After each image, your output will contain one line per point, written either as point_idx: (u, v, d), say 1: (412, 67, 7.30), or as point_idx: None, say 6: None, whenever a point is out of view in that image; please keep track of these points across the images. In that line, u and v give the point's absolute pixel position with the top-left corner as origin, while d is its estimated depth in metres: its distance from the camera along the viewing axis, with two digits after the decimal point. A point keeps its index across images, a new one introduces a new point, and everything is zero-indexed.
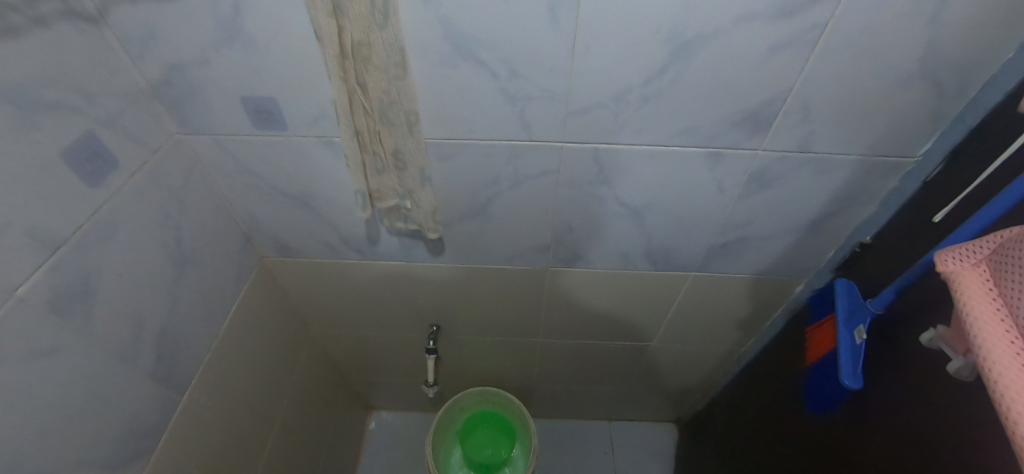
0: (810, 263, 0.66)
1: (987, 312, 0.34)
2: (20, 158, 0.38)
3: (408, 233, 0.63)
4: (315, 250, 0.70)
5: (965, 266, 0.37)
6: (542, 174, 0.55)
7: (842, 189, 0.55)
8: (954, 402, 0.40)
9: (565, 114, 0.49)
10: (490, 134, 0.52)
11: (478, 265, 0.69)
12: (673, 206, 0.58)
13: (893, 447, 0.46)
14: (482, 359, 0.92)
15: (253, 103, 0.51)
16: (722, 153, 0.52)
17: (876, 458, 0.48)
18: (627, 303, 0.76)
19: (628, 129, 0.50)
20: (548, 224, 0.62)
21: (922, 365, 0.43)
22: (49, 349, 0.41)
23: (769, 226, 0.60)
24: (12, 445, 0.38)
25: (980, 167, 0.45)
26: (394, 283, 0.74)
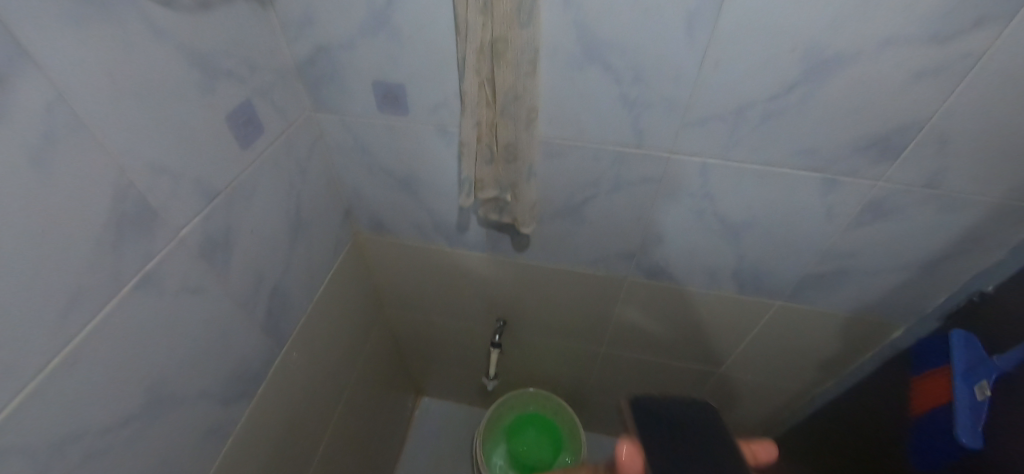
0: (915, 306, 0.62)
1: None
2: (198, 118, 0.44)
3: (498, 225, 0.66)
4: (406, 232, 0.73)
5: None
6: (643, 181, 0.56)
7: (968, 232, 0.52)
8: None
9: (681, 123, 0.49)
10: (601, 138, 0.53)
11: (558, 266, 0.70)
12: (775, 228, 0.57)
13: None
14: (540, 360, 0.93)
15: (384, 88, 0.55)
16: (838, 180, 0.50)
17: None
18: (703, 324, 0.74)
19: (743, 145, 0.50)
20: (639, 233, 0.62)
21: None
22: (195, 286, 0.46)
23: (877, 261, 0.58)
24: (160, 366, 0.43)
25: None
26: (472, 272, 0.77)
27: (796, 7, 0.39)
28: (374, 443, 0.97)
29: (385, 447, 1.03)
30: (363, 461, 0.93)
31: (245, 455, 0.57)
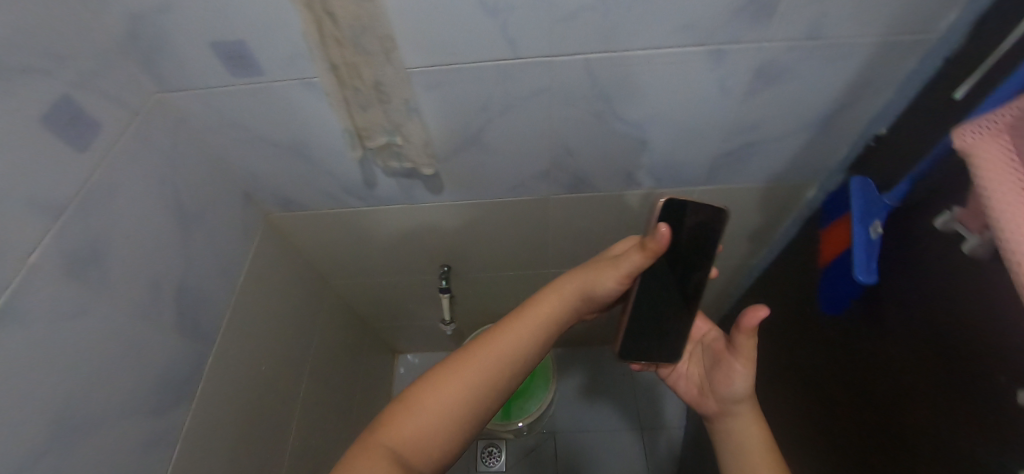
0: (824, 163, 0.63)
1: (1006, 182, 0.32)
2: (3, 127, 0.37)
3: (404, 173, 0.62)
4: (317, 200, 0.70)
5: (982, 138, 0.34)
6: (533, 94, 0.53)
7: (858, 78, 0.51)
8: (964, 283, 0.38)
9: (551, 22, 0.45)
10: (474, 55, 0.49)
11: (480, 200, 0.69)
12: (676, 115, 0.56)
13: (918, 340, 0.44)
14: (496, 295, 0.94)
15: (225, 49, 0.48)
16: (723, 49, 0.48)
17: (927, 359, 0.43)
18: (634, 225, 0.75)
19: (622, 33, 0.46)
20: (547, 150, 0.60)
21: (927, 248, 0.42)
22: (72, 311, 0.42)
23: (778, 128, 0.58)
24: (60, 401, 0.41)
25: (1004, 46, 0.41)
26: (398, 227, 0.75)
27: None
28: (359, 406, 1.01)
29: (372, 404, 1.08)
30: (350, 424, 0.97)
31: (205, 452, 0.58)
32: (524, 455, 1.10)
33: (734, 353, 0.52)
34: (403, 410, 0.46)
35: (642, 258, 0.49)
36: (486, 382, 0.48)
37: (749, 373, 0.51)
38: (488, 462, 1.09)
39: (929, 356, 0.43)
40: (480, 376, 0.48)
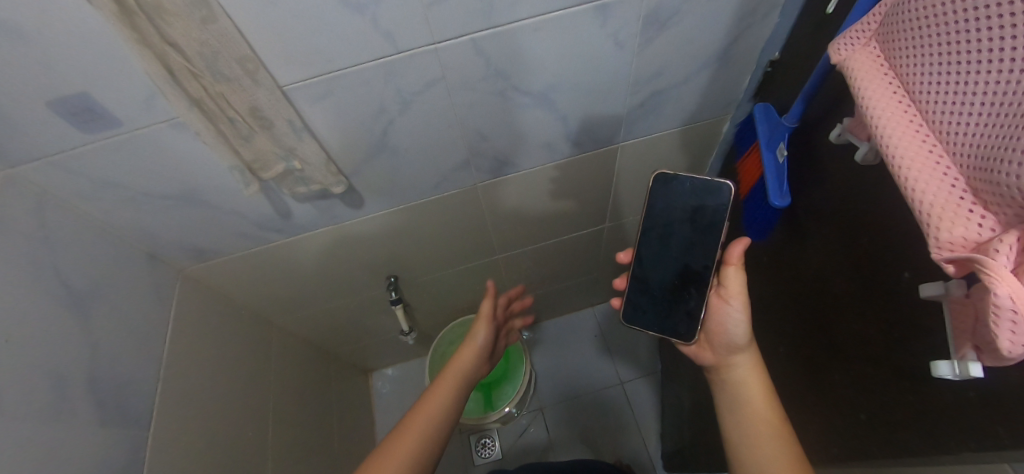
0: (729, 96, 0.64)
1: (880, 85, 0.32)
2: None
3: (316, 195, 0.58)
4: (231, 243, 0.64)
5: (856, 49, 0.35)
6: (428, 85, 0.50)
7: (740, 9, 0.51)
8: (857, 188, 0.38)
9: (424, 8, 0.42)
10: (352, 57, 0.45)
11: (406, 205, 0.66)
12: (578, 79, 0.54)
13: (829, 247, 0.43)
14: (452, 292, 0.93)
15: (66, 105, 0.40)
16: (608, 4, 0.46)
17: (856, 264, 0.39)
18: (568, 194, 0.75)
19: (502, 6, 0.44)
20: (459, 139, 0.58)
21: (824, 162, 0.44)
22: None
23: (680, 72, 0.58)
24: None
25: None
26: (329, 250, 0.71)
27: None
28: (340, 436, 0.98)
29: (355, 430, 1.06)
30: (335, 456, 0.94)
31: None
32: (516, 437, 1.11)
33: (726, 299, 0.54)
34: (390, 448, 0.53)
35: (495, 300, 0.72)
36: (446, 410, 0.58)
37: (737, 320, 0.53)
38: (484, 453, 1.11)
39: (860, 262, 0.38)
40: (438, 406, 0.58)
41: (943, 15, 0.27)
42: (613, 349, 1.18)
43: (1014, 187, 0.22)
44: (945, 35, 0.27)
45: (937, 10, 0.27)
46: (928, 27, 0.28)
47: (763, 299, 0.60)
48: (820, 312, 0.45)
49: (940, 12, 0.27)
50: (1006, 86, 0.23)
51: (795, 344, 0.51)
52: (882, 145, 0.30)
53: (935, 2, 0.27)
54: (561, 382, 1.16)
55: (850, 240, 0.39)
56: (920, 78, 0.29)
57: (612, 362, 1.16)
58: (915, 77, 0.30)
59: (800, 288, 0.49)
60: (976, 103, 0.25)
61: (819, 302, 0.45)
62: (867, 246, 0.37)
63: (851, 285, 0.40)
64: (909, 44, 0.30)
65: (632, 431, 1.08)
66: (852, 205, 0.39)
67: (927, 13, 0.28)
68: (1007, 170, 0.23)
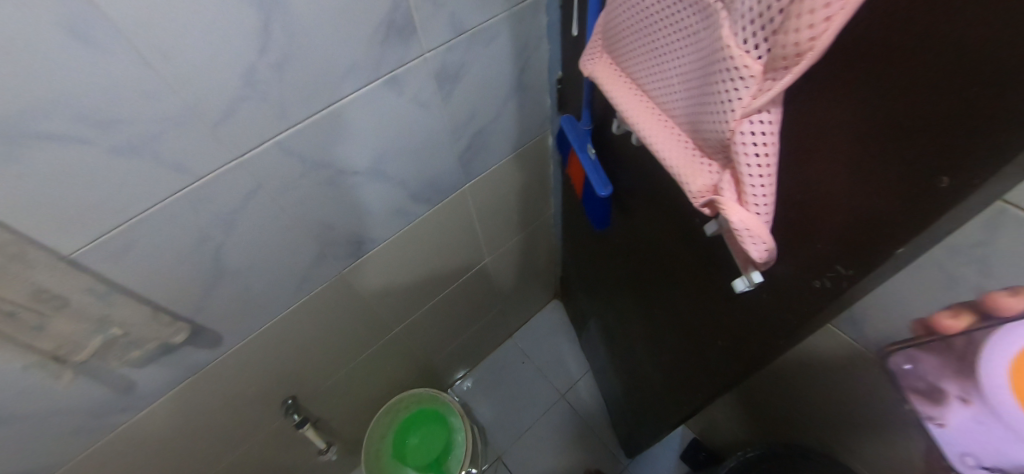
0: (540, 118, 0.73)
1: (620, 86, 0.40)
2: None
3: (159, 352, 0.51)
4: (65, 448, 0.52)
5: (596, 62, 0.43)
6: (247, 198, 0.48)
7: (514, 48, 0.60)
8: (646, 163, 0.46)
9: (210, 127, 0.41)
10: (147, 197, 0.41)
11: (272, 320, 0.61)
12: (399, 144, 0.57)
13: (654, 225, 0.49)
14: (363, 386, 0.86)
15: None
16: (396, 75, 0.51)
17: (671, 229, 0.45)
18: (439, 247, 0.76)
19: (293, 103, 0.45)
20: (303, 235, 0.56)
21: (618, 150, 0.51)
22: None
23: (489, 110, 0.64)
24: None
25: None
26: (201, 403, 0.61)
27: None
28: None
29: None
30: None
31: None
32: None
33: None
34: None
35: None
36: None
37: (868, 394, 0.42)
38: None
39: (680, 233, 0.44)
40: None
41: (642, 25, 0.35)
42: (545, 368, 1.19)
43: (719, 140, 0.29)
44: (649, 39, 0.35)
45: (637, 22, 0.35)
46: (632, 35, 0.36)
47: (624, 277, 0.66)
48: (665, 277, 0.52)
49: (639, 24, 0.35)
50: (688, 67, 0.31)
51: (663, 311, 0.57)
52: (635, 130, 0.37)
53: (634, 17, 0.35)
54: (512, 422, 1.13)
55: (667, 215, 0.45)
56: (642, 75, 0.37)
57: (550, 381, 1.17)
58: (640, 76, 0.38)
59: (645, 261, 0.56)
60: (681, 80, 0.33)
61: (666, 270, 0.51)
62: (676, 213, 0.43)
63: (686, 256, 0.45)
64: (627, 50, 0.38)
65: (591, 438, 1.09)
66: (646, 179, 0.46)
67: (631, 26, 0.36)
68: (710, 129, 0.30)
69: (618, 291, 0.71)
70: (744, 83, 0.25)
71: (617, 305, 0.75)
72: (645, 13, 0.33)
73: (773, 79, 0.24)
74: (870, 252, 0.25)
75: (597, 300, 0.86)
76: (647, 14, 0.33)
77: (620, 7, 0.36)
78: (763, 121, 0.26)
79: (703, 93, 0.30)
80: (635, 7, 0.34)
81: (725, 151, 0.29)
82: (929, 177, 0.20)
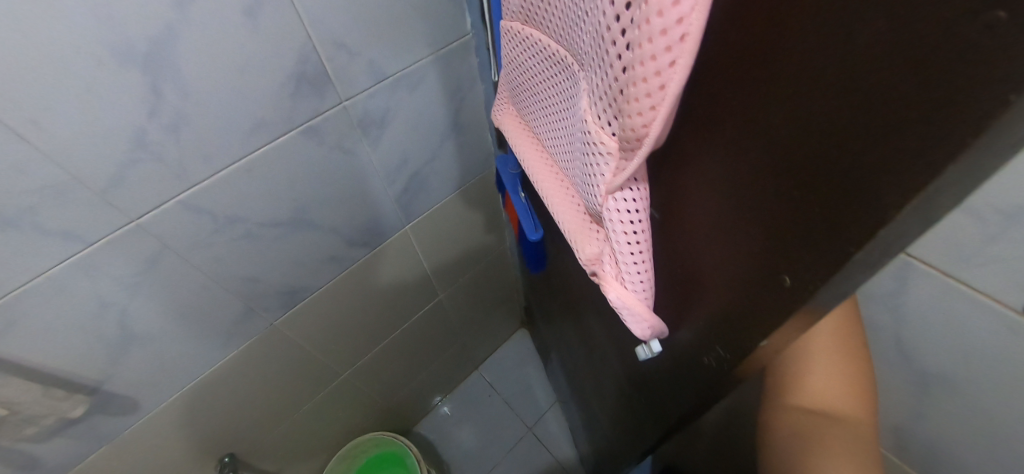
0: (483, 155, 0.71)
1: (524, 139, 0.39)
2: None
3: (62, 423, 0.48)
4: None
5: (506, 112, 0.42)
6: (152, 260, 0.46)
7: (444, 89, 0.58)
8: None
9: (97, 193, 0.39)
10: (26, 268, 0.39)
11: (198, 379, 0.58)
12: (324, 192, 0.55)
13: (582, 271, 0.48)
14: (314, 433, 0.83)
15: None
16: (313, 125, 0.49)
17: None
18: (385, 288, 0.74)
19: (194, 161, 0.43)
20: (222, 291, 0.53)
21: None
22: None
23: (424, 151, 0.63)
24: None
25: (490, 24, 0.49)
26: (122, 470, 0.58)
27: (32, 25, 0.30)
28: None
29: None
30: None
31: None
32: None
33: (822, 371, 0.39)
34: None
35: None
36: None
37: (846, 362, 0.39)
38: None
39: None
40: None
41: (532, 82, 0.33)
42: (514, 400, 1.15)
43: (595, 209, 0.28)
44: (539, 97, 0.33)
45: (529, 79, 0.34)
46: (527, 91, 0.35)
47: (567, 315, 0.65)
48: (602, 326, 0.50)
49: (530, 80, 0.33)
50: (567, 134, 0.30)
51: (605, 358, 0.55)
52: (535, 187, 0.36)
53: (525, 74, 0.34)
54: (480, 459, 1.08)
55: None
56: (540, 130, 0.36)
57: (519, 414, 1.13)
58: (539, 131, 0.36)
59: (584, 306, 0.54)
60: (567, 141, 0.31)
61: (598, 316, 0.50)
62: None
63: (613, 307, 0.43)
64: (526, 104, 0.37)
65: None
66: None
67: (525, 82, 0.34)
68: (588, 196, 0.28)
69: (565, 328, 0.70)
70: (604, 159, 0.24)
71: (567, 342, 0.73)
72: (534, 75, 0.32)
73: (625, 159, 0.23)
74: (742, 336, 0.25)
75: (552, 334, 0.84)
76: (534, 73, 0.32)
77: (514, 64, 0.35)
78: (627, 198, 0.25)
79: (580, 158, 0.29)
80: (524, 64, 0.33)
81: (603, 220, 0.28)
82: (770, 281, 0.21)
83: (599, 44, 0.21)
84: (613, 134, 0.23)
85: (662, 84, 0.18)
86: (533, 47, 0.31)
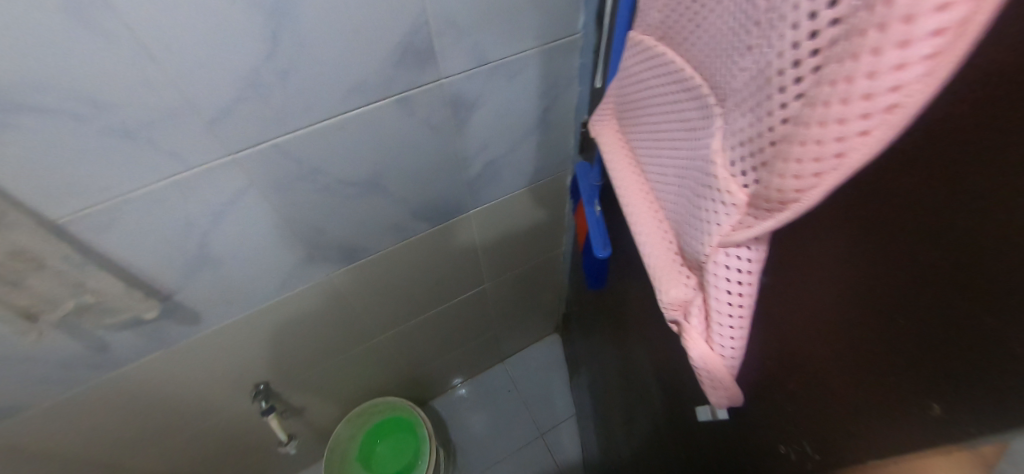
0: (562, 157, 0.69)
1: (620, 158, 0.36)
2: None
3: (135, 321, 0.52)
4: (40, 391, 0.54)
5: (604, 124, 0.39)
6: (238, 194, 0.48)
7: (540, 84, 0.57)
8: None
9: (204, 122, 0.41)
10: (134, 177, 0.42)
11: (254, 309, 0.61)
12: (403, 163, 0.56)
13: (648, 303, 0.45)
14: (342, 383, 0.86)
15: None
16: (408, 96, 0.49)
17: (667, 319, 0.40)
18: (437, 266, 0.75)
19: (294, 111, 0.44)
20: (291, 236, 0.55)
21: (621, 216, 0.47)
22: None
23: (506, 142, 0.61)
24: None
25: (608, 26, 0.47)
26: (174, 374, 0.63)
27: None
28: None
29: None
30: None
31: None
32: None
33: None
34: None
35: None
36: None
37: None
38: None
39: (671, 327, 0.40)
40: None
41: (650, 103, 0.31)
42: (532, 402, 1.14)
43: (695, 256, 0.25)
44: (654, 121, 0.31)
45: (646, 99, 0.31)
46: (640, 110, 0.33)
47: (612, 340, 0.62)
48: (657, 366, 0.47)
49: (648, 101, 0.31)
50: (680, 168, 0.27)
51: (648, 397, 0.52)
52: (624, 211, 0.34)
53: (643, 93, 0.31)
54: (485, 450, 1.09)
55: None
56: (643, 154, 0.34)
57: (533, 417, 1.12)
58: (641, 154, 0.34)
59: (639, 338, 0.51)
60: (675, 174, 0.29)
61: (652, 354, 0.47)
62: None
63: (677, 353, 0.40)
64: (634, 123, 0.34)
65: None
66: None
67: (641, 100, 0.32)
68: (690, 240, 0.26)
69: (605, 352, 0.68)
70: (726, 210, 0.21)
71: (603, 365, 0.71)
72: (653, 98, 0.30)
73: (755, 217, 0.20)
74: (852, 434, 0.24)
75: (588, 352, 0.81)
76: (656, 95, 0.30)
77: (632, 79, 0.32)
78: (741, 258, 0.22)
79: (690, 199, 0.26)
80: (646, 82, 0.31)
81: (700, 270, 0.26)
82: (918, 403, 0.19)
83: (762, 85, 0.19)
84: (748, 187, 0.20)
85: (839, 152, 0.15)
86: (662, 69, 0.28)
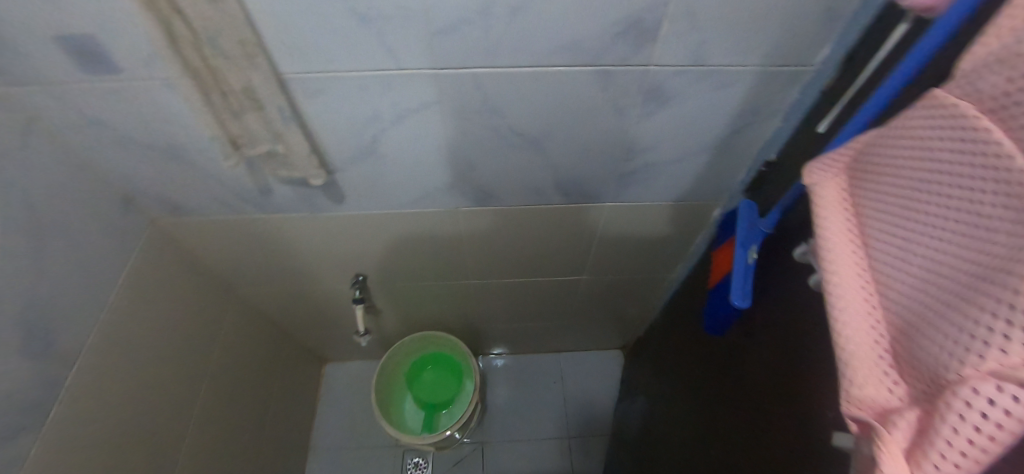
0: (722, 186, 0.64)
1: (841, 222, 0.31)
2: None
3: (299, 182, 0.59)
4: (210, 207, 0.64)
5: (828, 175, 0.33)
6: (423, 106, 0.51)
7: (742, 106, 0.52)
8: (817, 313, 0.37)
9: (428, 32, 0.43)
10: (353, 60, 0.46)
11: (386, 211, 0.66)
12: (573, 133, 0.55)
13: (785, 377, 0.41)
14: (420, 306, 0.92)
15: (70, 43, 0.42)
16: (610, 71, 0.47)
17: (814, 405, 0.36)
18: (550, 241, 0.75)
19: (505, 49, 0.45)
20: (446, 161, 0.58)
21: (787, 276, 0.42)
22: None
23: (676, 150, 0.58)
24: None
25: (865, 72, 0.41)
26: (304, 238, 0.71)
27: None
28: (271, 423, 0.95)
29: (290, 419, 1.03)
30: (261, 444, 0.91)
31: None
32: (451, 465, 1.06)
33: None
34: None
35: None
36: None
37: None
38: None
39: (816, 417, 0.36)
40: None
41: (927, 178, 0.25)
42: (570, 401, 1.14)
43: (935, 380, 0.22)
44: (923, 201, 0.26)
45: (922, 172, 0.26)
46: (903, 181, 0.27)
47: (705, 389, 0.59)
48: (771, 445, 0.43)
49: (925, 175, 0.26)
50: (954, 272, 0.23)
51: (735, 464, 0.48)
52: (830, 287, 0.30)
53: (921, 164, 0.26)
54: (512, 422, 1.11)
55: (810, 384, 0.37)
56: (881, 230, 0.29)
57: (567, 415, 1.12)
58: (878, 228, 0.29)
59: (753, 406, 0.47)
60: (932, 275, 0.24)
61: (766, 429, 0.43)
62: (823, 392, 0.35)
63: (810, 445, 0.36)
64: (882, 190, 0.29)
65: None
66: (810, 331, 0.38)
67: (913, 170, 0.26)
68: (934, 360, 0.22)
69: (687, 394, 0.64)
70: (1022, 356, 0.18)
71: (677, 406, 0.67)
72: (934, 175, 0.25)
73: None
74: None
75: (659, 384, 0.78)
76: (944, 173, 0.24)
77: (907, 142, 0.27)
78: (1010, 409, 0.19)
79: (955, 316, 0.22)
80: (931, 153, 0.25)
81: (933, 395, 0.22)
82: None
83: None
84: None
85: None
86: (968, 147, 0.23)
